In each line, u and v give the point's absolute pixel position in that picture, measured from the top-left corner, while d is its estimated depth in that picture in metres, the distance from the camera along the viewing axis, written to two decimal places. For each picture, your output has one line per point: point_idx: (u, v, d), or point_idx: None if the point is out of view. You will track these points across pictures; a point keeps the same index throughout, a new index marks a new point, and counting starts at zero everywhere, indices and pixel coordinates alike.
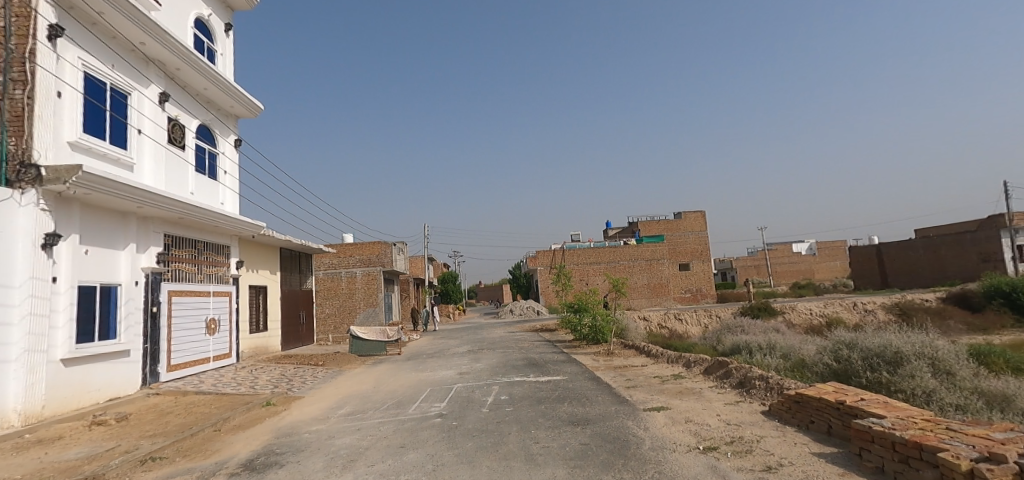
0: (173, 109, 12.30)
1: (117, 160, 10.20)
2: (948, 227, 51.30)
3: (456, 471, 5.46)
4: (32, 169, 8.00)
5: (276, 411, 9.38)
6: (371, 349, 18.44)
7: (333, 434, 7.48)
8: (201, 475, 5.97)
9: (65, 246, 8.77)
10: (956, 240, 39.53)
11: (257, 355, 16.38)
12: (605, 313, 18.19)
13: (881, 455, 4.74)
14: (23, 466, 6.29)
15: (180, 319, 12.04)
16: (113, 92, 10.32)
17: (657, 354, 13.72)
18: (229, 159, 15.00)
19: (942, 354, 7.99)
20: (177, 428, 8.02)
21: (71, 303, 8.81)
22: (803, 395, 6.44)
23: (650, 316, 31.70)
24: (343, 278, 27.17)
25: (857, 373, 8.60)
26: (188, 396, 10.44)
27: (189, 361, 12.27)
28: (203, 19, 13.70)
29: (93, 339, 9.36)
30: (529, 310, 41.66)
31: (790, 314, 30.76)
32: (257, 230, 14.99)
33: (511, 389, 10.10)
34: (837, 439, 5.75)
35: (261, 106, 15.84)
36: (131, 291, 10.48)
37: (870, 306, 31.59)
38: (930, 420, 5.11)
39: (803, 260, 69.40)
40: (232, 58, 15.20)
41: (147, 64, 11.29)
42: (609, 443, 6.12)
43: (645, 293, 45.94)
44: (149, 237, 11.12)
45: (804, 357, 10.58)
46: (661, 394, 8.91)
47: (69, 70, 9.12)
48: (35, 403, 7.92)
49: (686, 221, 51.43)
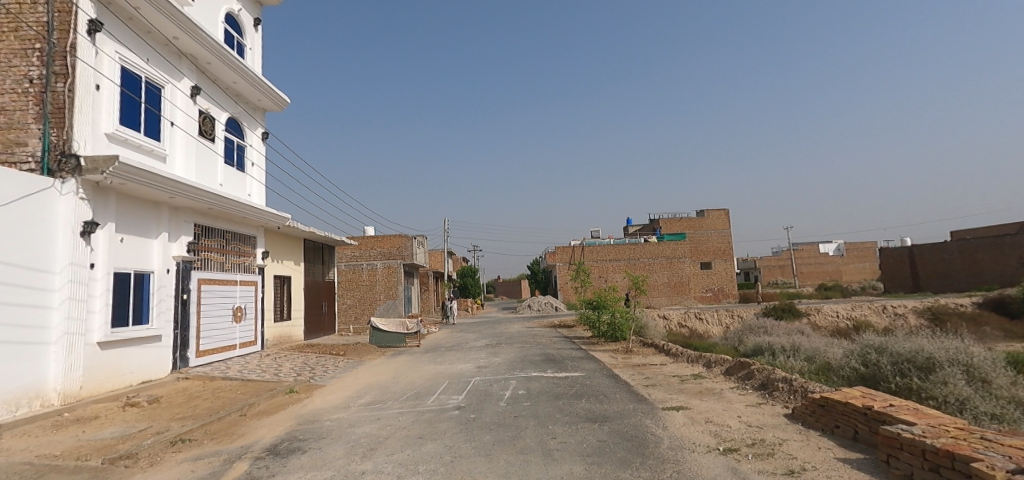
0: (204, 102, 12.57)
1: (151, 151, 10.48)
2: (985, 231, 49.55)
3: (473, 463, 5.52)
4: (71, 159, 8.34)
5: (298, 399, 9.59)
6: (391, 340, 18.59)
7: (353, 422, 7.62)
8: (228, 458, 6.14)
9: (102, 234, 9.07)
10: (995, 243, 38.25)
11: (281, 343, 16.76)
12: (623, 311, 18.05)
13: (910, 462, 4.64)
14: (62, 443, 6.56)
15: (209, 306, 12.36)
16: (148, 85, 10.61)
17: (676, 353, 13.59)
18: (256, 151, 15.28)
19: (978, 361, 7.76)
20: (205, 412, 8.26)
21: (107, 289, 9.10)
22: (828, 399, 6.33)
23: (670, 315, 31.43)
24: (364, 269, 27.59)
25: (885, 378, 8.44)
26: (215, 382, 10.73)
27: (216, 347, 12.60)
28: (233, 14, 13.97)
29: (127, 324, 9.67)
30: (547, 305, 41.68)
31: (815, 316, 30.13)
32: (282, 222, 15.27)
33: (528, 384, 10.14)
34: (863, 445, 5.66)
35: (288, 100, 16.08)
36: (163, 279, 10.80)
37: (900, 310, 30.79)
38: (963, 429, 4.97)
39: (831, 261, 67.86)
40: (261, 53, 15.47)
41: (179, 58, 11.55)
42: (628, 440, 6.11)
43: (665, 292, 45.54)
44: (179, 227, 11.42)
45: (829, 360, 10.41)
46: (680, 393, 8.84)
47: (107, 63, 9.39)
48: (73, 383, 8.23)
49: (709, 221, 50.09)
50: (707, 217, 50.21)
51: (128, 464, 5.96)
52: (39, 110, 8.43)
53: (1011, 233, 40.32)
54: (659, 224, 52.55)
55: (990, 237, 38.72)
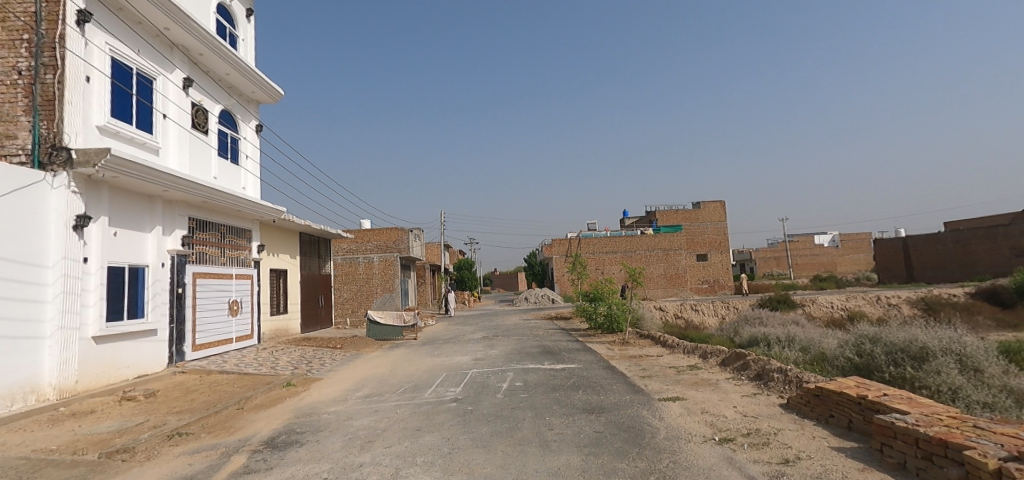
0: (196, 94, 12.45)
1: (144, 144, 10.41)
2: (979, 222, 49.80)
3: (471, 455, 5.53)
4: (62, 152, 8.24)
5: (296, 392, 9.58)
6: (388, 333, 18.61)
7: (351, 415, 7.61)
8: (225, 451, 6.14)
9: (95, 227, 9.01)
10: (988, 233, 38.54)
11: (278, 337, 16.75)
12: (621, 302, 18.09)
13: (904, 451, 4.68)
14: (58, 437, 6.56)
15: (204, 300, 12.31)
16: (139, 77, 10.50)
17: (672, 344, 13.65)
18: (250, 144, 15.20)
19: (971, 351, 7.81)
20: (201, 405, 8.25)
21: (101, 283, 9.06)
22: (823, 389, 6.36)
23: (666, 306, 31.60)
24: (360, 263, 27.53)
25: (879, 368, 8.53)
26: (211, 375, 10.71)
27: (213, 341, 12.57)
28: (224, 4, 13.81)
29: (122, 317, 9.64)
30: (545, 298, 41.75)
31: (810, 307, 30.32)
32: (278, 215, 15.19)
33: (526, 375, 10.15)
34: (857, 435, 5.71)
35: (282, 92, 15.96)
36: (158, 273, 10.76)
37: (893, 301, 31.01)
38: (956, 418, 5.01)
39: (826, 253, 68.24)
40: (253, 44, 15.32)
41: (171, 49, 11.44)
42: (625, 431, 6.14)
43: (662, 283, 45.71)
44: (174, 221, 11.35)
45: (824, 350, 10.48)
46: (676, 384, 8.88)
47: (97, 55, 9.28)
48: (68, 378, 8.20)
49: (706, 212, 51.32)
50: (704, 209, 51.37)
51: (126, 457, 5.95)
52: (28, 103, 8.34)
53: (1005, 223, 40.62)
54: (655, 216, 52.74)
55: (984, 227, 38.97)
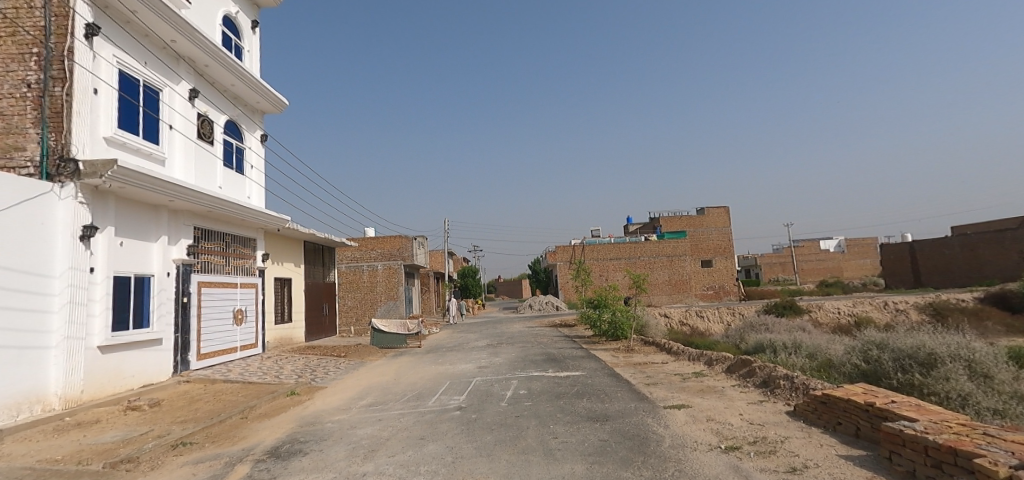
0: (202, 105, 12.56)
1: (149, 154, 10.49)
2: (986, 226, 49.42)
3: (475, 464, 5.50)
4: (70, 163, 8.31)
5: (299, 401, 9.57)
6: (392, 341, 18.58)
7: (354, 424, 7.61)
8: (229, 461, 6.13)
9: (101, 237, 9.06)
10: (995, 237, 38.27)
11: (282, 345, 16.77)
12: (624, 309, 18.02)
13: (912, 459, 4.63)
14: (62, 447, 6.55)
15: (209, 309, 12.35)
16: (146, 88, 10.61)
17: (678, 351, 13.56)
18: (255, 153, 15.26)
19: (980, 356, 7.71)
20: (206, 414, 8.26)
21: (107, 293, 9.11)
22: (829, 396, 6.31)
23: (671, 313, 31.42)
24: (364, 270, 27.62)
25: (887, 374, 8.45)
26: (216, 384, 10.73)
27: (218, 350, 12.62)
28: (230, 16, 13.96)
29: (127, 327, 9.68)
30: (549, 305, 41.62)
31: (817, 313, 30.11)
32: (282, 224, 15.26)
33: (529, 383, 10.11)
34: (865, 442, 5.65)
35: (287, 102, 16.07)
36: (164, 282, 10.81)
37: (901, 306, 30.71)
38: (966, 425, 4.95)
39: (832, 257, 68.01)
40: (258, 54, 15.47)
41: (177, 61, 11.55)
42: (629, 440, 6.09)
43: (666, 290, 45.64)
44: (179, 230, 11.41)
45: (831, 357, 10.38)
46: (682, 392, 8.84)
47: (104, 67, 9.39)
48: (73, 388, 8.22)
49: (710, 218, 49.56)
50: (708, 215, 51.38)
51: (130, 467, 5.96)
52: (37, 115, 8.43)
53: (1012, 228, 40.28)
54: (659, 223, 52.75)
55: (991, 232, 38.68)
